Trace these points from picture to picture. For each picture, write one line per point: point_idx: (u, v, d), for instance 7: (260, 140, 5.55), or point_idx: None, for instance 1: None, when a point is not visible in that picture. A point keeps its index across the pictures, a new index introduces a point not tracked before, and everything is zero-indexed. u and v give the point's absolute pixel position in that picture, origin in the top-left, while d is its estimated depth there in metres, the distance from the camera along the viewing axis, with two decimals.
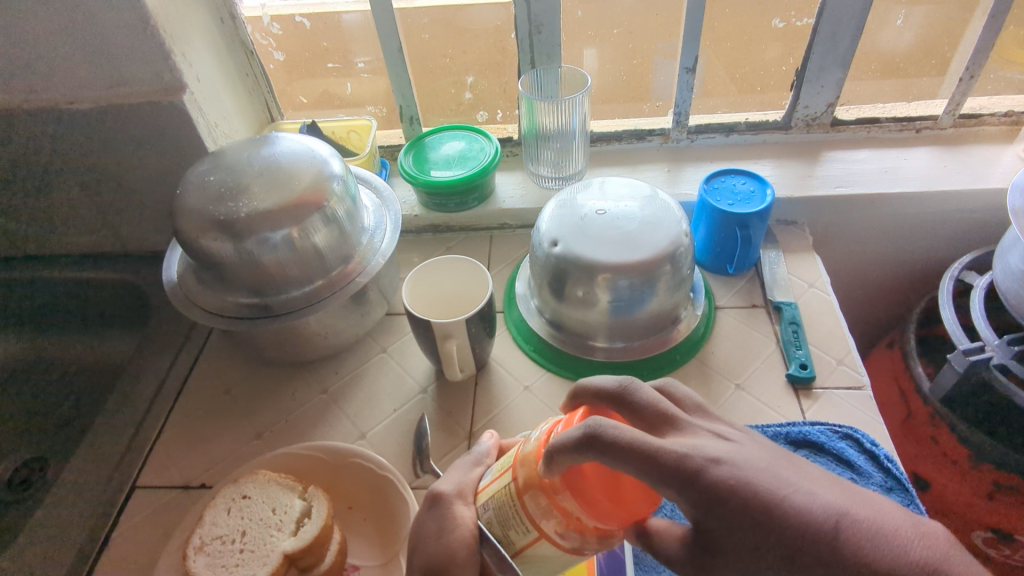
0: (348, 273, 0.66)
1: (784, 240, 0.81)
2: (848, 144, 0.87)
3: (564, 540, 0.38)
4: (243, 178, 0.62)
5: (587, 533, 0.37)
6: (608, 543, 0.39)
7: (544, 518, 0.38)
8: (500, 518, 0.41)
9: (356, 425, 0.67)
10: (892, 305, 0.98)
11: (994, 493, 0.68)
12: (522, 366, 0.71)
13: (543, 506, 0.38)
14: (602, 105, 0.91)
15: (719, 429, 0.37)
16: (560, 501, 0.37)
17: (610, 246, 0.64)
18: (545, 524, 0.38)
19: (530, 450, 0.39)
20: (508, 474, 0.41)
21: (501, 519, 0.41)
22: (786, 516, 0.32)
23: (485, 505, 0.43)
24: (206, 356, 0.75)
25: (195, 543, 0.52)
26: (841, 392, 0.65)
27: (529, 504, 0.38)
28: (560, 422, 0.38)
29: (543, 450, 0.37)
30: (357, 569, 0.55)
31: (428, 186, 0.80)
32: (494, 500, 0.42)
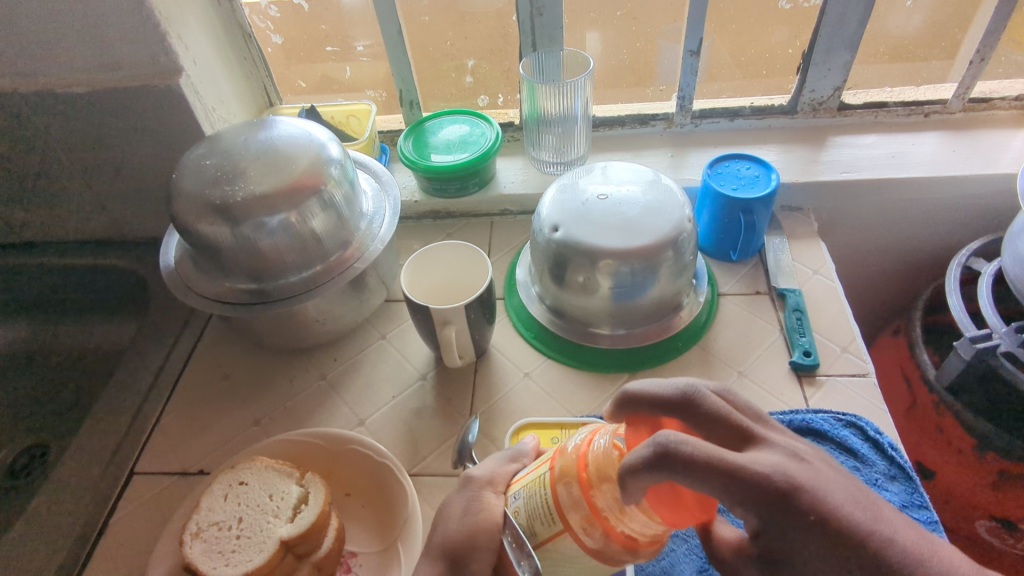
0: (346, 258, 0.65)
1: (788, 226, 0.80)
2: (855, 129, 0.86)
3: (587, 538, 0.37)
4: (240, 162, 0.61)
5: (612, 539, 0.36)
6: (631, 556, 0.37)
7: (574, 509, 0.37)
8: (527, 507, 0.41)
9: (354, 412, 0.67)
10: (898, 293, 0.97)
11: (998, 482, 0.68)
12: (522, 353, 0.70)
13: (575, 498, 0.37)
14: (605, 90, 0.89)
15: (794, 446, 0.36)
16: (594, 494, 0.36)
17: (612, 231, 0.63)
18: (572, 516, 0.37)
19: (574, 444, 0.39)
20: (545, 465, 0.41)
21: (527, 508, 0.40)
22: (874, 549, 0.32)
23: (516, 493, 0.42)
24: (204, 342, 0.75)
25: (191, 529, 0.51)
26: (846, 379, 0.64)
27: (561, 494, 0.38)
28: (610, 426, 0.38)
29: (588, 448, 0.37)
30: (354, 556, 0.55)
31: (428, 172, 0.79)
32: (525, 490, 0.42)
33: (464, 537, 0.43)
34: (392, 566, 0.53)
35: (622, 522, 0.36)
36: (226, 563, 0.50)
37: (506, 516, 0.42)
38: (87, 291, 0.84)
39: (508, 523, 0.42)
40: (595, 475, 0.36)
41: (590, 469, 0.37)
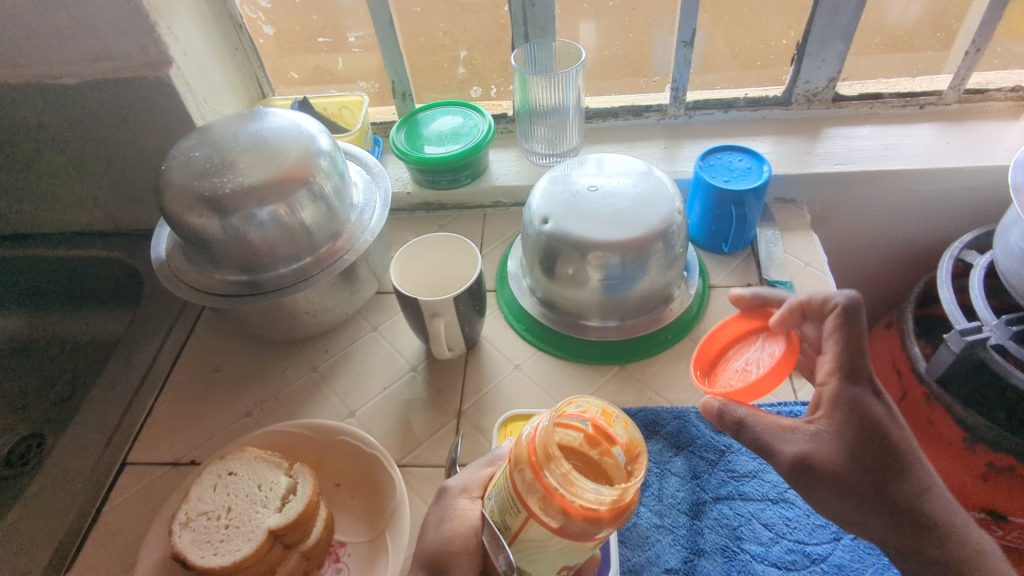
0: (336, 249, 0.65)
1: (781, 218, 0.80)
2: (850, 120, 0.85)
3: (550, 522, 0.33)
4: (229, 154, 0.61)
5: (573, 511, 0.32)
6: (602, 528, 0.32)
7: (530, 494, 0.33)
8: (497, 504, 0.37)
9: (344, 403, 0.67)
10: (892, 285, 0.97)
11: (989, 473, 0.68)
12: (513, 345, 0.70)
13: (529, 482, 0.33)
14: (599, 81, 0.89)
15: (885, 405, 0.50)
16: (544, 473, 0.32)
17: (601, 223, 0.63)
18: (530, 501, 0.33)
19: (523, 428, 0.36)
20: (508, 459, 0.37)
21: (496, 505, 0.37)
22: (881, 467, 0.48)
23: (490, 495, 0.39)
24: (197, 334, 0.75)
25: (181, 518, 0.52)
26: None
27: (517, 482, 0.34)
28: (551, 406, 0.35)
29: (529, 426, 0.34)
30: (343, 545, 0.56)
31: (420, 163, 0.79)
32: (494, 488, 0.38)
33: (451, 526, 0.43)
34: (380, 556, 0.53)
35: (577, 496, 0.31)
36: (214, 552, 0.50)
37: (485, 518, 0.39)
38: (81, 283, 0.85)
39: (486, 524, 0.38)
40: (538, 451, 0.33)
41: (537, 449, 0.33)
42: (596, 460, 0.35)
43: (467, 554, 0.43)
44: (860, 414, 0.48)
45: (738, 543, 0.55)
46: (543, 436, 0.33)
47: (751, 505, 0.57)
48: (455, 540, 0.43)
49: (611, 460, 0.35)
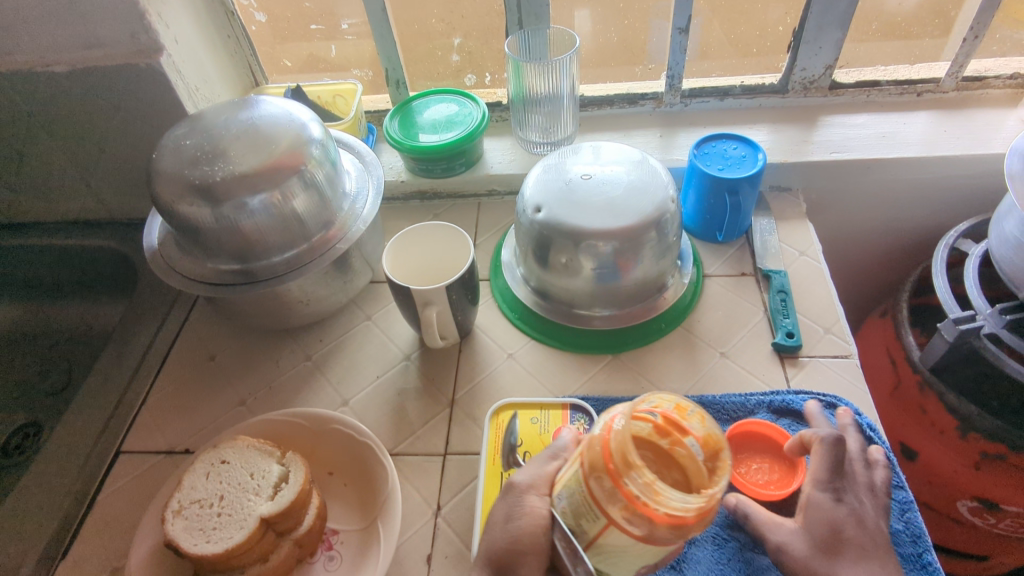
0: (329, 238, 0.65)
1: (776, 207, 0.80)
2: (847, 108, 0.84)
3: (635, 529, 0.33)
4: (222, 142, 0.60)
5: (656, 520, 0.32)
6: (686, 534, 0.33)
7: (610, 502, 0.34)
8: (573, 506, 0.38)
9: (338, 391, 0.67)
10: (888, 274, 0.96)
11: (980, 462, 0.68)
12: (506, 334, 0.70)
13: (608, 490, 0.34)
14: (595, 68, 0.88)
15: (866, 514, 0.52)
16: (625, 483, 0.33)
17: (594, 211, 0.63)
18: (611, 509, 0.34)
19: (597, 430, 0.36)
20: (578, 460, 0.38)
21: (574, 508, 0.38)
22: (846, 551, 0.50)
23: (561, 493, 0.40)
24: (191, 322, 0.75)
25: (173, 506, 0.52)
26: (828, 359, 0.64)
27: (597, 489, 0.35)
28: (626, 406, 0.35)
29: (605, 430, 0.35)
30: (336, 533, 0.56)
31: (415, 152, 0.79)
32: (566, 489, 0.39)
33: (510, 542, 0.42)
34: (371, 543, 0.54)
35: (660, 505, 0.32)
36: (206, 540, 0.50)
37: (553, 517, 0.41)
38: (75, 273, 0.85)
39: (558, 523, 0.40)
40: (618, 460, 0.33)
41: (614, 458, 0.33)
42: (668, 450, 0.35)
43: (536, 554, 0.41)
44: (829, 517, 0.51)
45: (726, 530, 0.54)
46: (619, 443, 0.33)
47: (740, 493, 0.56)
48: (523, 538, 0.42)
49: (683, 450, 0.35)
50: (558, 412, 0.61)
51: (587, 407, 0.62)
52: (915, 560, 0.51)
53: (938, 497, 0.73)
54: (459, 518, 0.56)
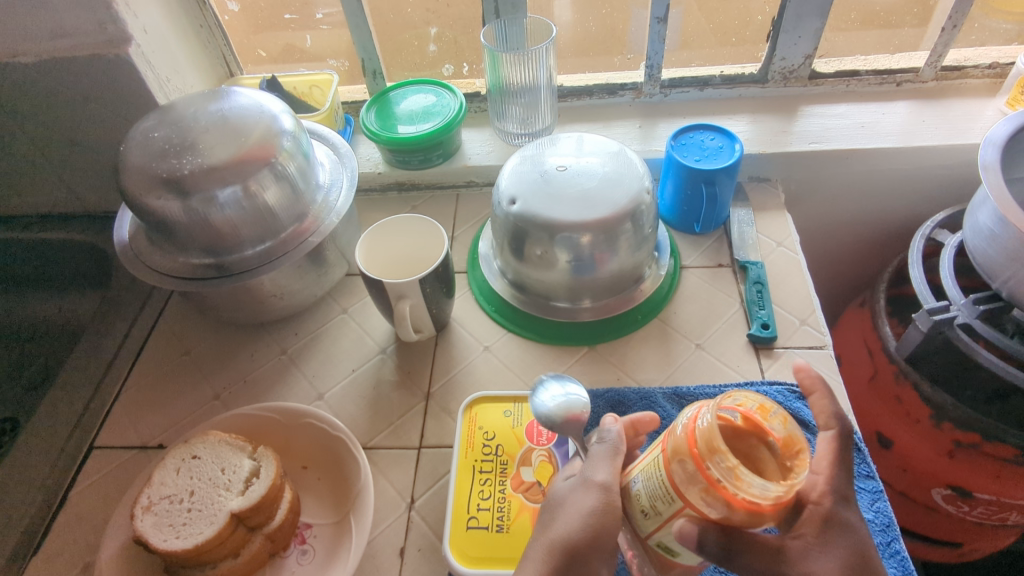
0: (302, 231, 0.64)
1: (754, 198, 0.80)
2: (827, 98, 0.84)
3: (713, 511, 0.35)
4: (191, 134, 0.59)
5: (735, 505, 0.34)
6: (758, 519, 0.35)
7: (690, 484, 0.35)
8: (646, 489, 0.39)
9: (313, 385, 0.67)
10: (867, 265, 0.97)
11: (954, 451, 0.68)
12: (483, 326, 0.70)
13: (690, 473, 0.35)
14: (574, 58, 0.88)
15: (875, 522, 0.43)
16: (708, 467, 0.34)
17: (568, 203, 0.63)
18: (689, 492, 0.35)
19: (680, 420, 0.37)
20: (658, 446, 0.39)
21: (648, 490, 0.39)
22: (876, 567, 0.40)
23: (636, 477, 0.41)
24: (166, 317, 0.75)
25: (143, 503, 0.52)
26: (803, 351, 0.64)
27: (677, 471, 0.36)
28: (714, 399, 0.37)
29: (693, 419, 0.36)
30: (310, 527, 0.55)
31: (391, 143, 0.78)
32: (642, 472, 0.40)
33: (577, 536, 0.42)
34: (344, 538, 0.53)
35: (741, 490, 0.33)
36: (177, 536, 0.50)
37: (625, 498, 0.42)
38: (49, 266, 0.84)
39: (630, 504, 0.41)
40: (706, 445, 0.34)
41: (700, 444, 0.35)
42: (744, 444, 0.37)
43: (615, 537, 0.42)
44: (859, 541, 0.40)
45: None
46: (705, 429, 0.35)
47: None
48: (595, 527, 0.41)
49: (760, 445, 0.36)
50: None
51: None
52: (884, 548, 0.51)
53: (913, 485, 0.74)
54: (433, 512, 0.56)
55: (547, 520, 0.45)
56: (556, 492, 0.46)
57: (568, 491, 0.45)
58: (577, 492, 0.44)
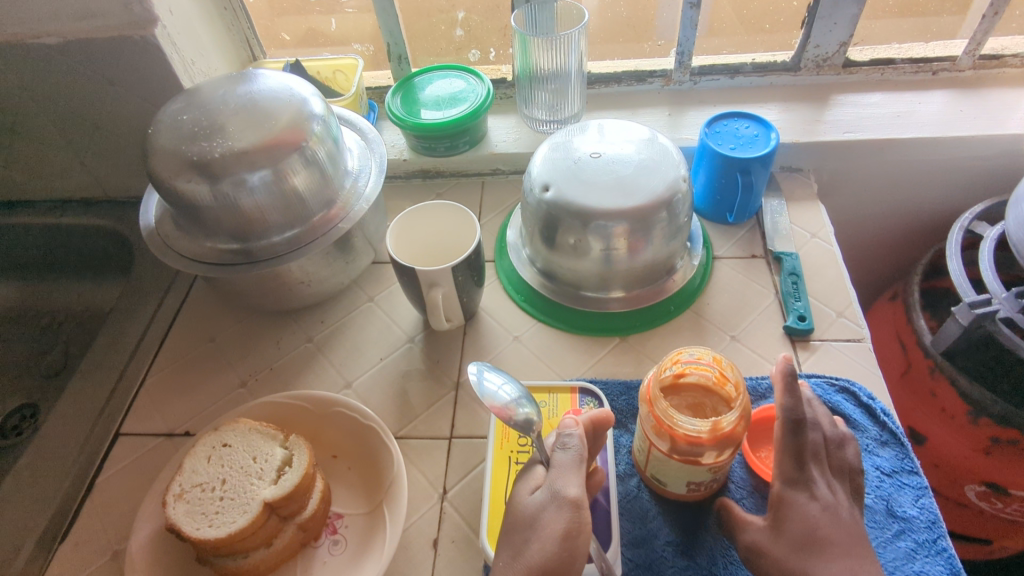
0: (330, 217, 0.63)
1: (787, 188, 0.78)
2: (861, 87, 0.82)
3: (663, 443, 0.48)
4: (220, 117, 0.58)
5: (676, 438, 0.46)
6: (700, 451, 0.46)
7: (647, 422, 0.49)
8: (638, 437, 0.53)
9: (341, 373, 0.66)
10: (896, 257, 0.95)
11: (991, 447, 0.67)
12: (512, 316, 0.69)
13: (648, 415, 0.48)
14: (602, 44, 0.86)
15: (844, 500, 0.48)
16: (654, 408, 0.47)
17: (603, 191, 0.61)
18: (648, 428, 0.49)
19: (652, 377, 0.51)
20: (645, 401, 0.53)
21: (639, 439, 0.52)
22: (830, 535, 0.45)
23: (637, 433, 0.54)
24: (189, 304, 0.74)
25: (174, 490, 0.51)
26: (841, 344, 0.63)
27: (642, 414, 0.49)
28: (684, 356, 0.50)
29: (653, 372, 0.49)
30: (341, 517, 0.55)
31: (418, 129, 0.77)
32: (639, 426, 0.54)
33: (558, 556, 0.41)
34: (377, 529, 0.53)
35: (677, 425, 0.45)
36: (210, 524, 0.49)
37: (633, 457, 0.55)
38: (70, 253, 0.83)
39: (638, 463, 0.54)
40: (653, 390, 0.47)
41: (650, 391, 0.48)
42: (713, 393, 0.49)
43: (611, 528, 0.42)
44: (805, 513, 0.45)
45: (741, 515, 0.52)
46: (654, 383, 0.48)
47: (750, 474, 0.55)
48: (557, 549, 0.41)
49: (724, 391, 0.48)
50: (567, 395, 0.60)
51: (596, 391, 0.60)
52: (930, 545, 0.50)
53: (945, 481, 0.73)
54: (466, 503, 0.55)
55: (518, 545, 0.43)
56: (523, 509, 0.44)
57: (538, 508, 0.44)
58: (562, 513, 0.42)
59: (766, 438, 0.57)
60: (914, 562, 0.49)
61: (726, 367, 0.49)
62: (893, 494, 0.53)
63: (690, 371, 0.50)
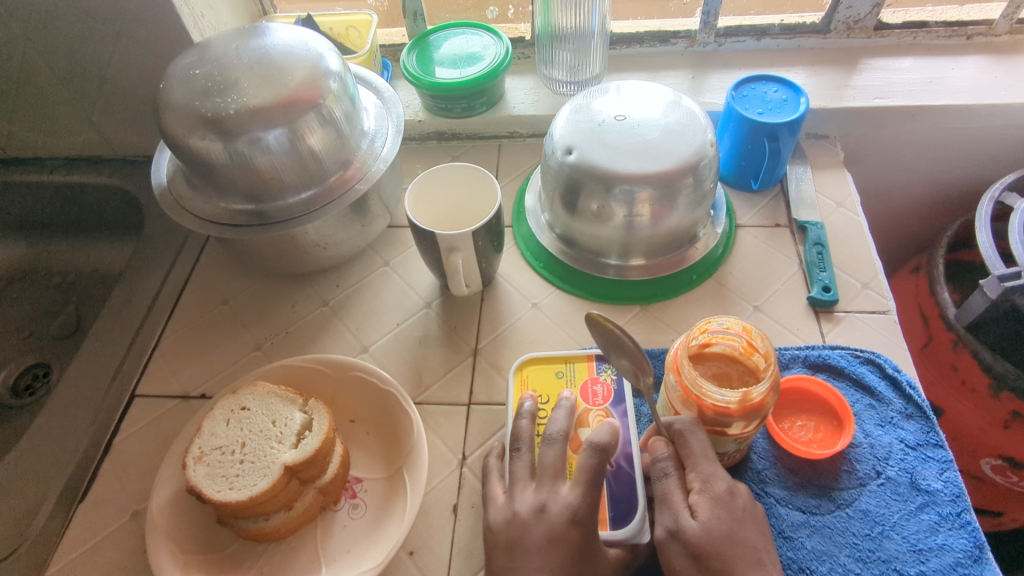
0: (347, 178, 0.62)
1: (812, 155, 0.76)
2: (892, 51, 0.79)
3: (689, 412, 0.47)
4: (232, 72, 0.56)
5: (703, 409, 0.46)
6: (726, 423, 0.46)
7: (673, 392, 0.48)
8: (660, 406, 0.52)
9: (357, 338, 0.65)
10: (919, 227, 0.93)
11: (1010, 422, 0.66)
12: (530, 282, 0.68)
13: (673, 383, 0.48)
14: (625, 4, 0.83)
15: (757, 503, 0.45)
16: (681, 377, 0.46)
17: (629, 155, 0.60)
18: (673, 397, 0.48)
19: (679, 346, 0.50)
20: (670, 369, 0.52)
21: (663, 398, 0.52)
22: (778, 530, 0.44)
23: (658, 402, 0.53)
24: (203, 264, 0.73)
25: (194, 453, 0.51)
26: (865, 315, 0.62)
27: (668, 381, 0.49)
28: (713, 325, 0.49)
29: (681, 341, 0.49)
30: (360, 482, 0.55)
31: (434, 88, 0.74)
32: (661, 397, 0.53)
33: None
34: (397, 492, 0.52)
35: (706, 396, 0.45)
36: (230, 487, 0.49)
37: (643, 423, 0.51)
38: (79, 212, 0.81)
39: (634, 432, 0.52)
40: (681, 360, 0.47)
41: (678, 360, 0.47)
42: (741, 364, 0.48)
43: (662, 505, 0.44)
44: None
45: (763, 486, 0.52)
46: (682, 352, 0.47)
47: (773, 445, 0.54)
48: None
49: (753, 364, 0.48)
50: (583, 364, 0.58)
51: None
52: (954, 518, 0.49)
53: (961, 454, 0.72)
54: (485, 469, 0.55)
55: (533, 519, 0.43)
56: None
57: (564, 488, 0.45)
58: None
59: (790, 409, 0.56)
60: (938, 535, 0.49)
61: (755, 338, 0.48)
62: (917, 468, 0.52)
63: (716, 341, 0.50)
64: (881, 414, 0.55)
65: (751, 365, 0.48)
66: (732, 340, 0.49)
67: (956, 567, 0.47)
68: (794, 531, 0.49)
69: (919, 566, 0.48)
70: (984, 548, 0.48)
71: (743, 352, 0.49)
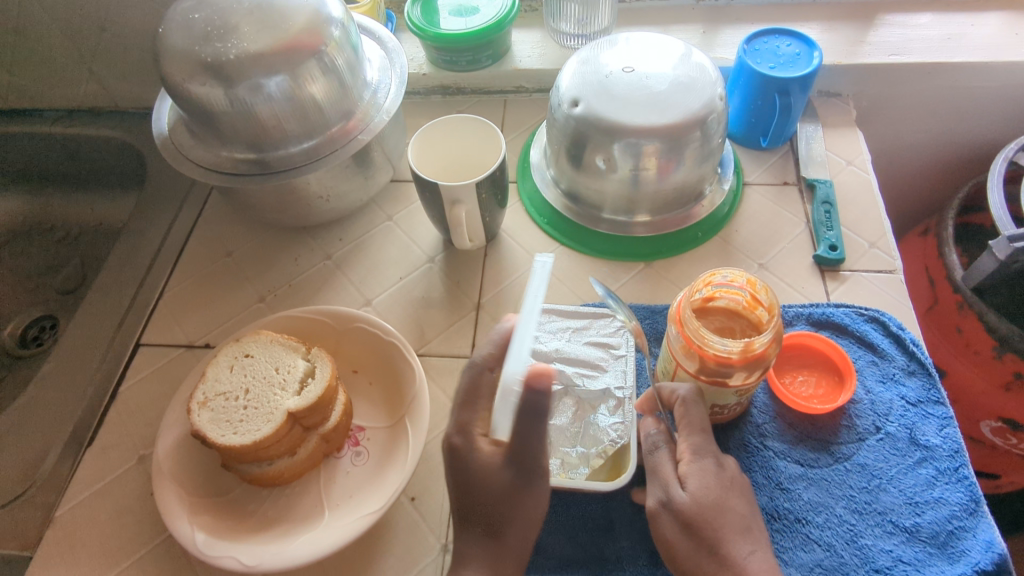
0: (348, 129, 0.61)
1: (824, 113, 0.74)
2: (911, 6, 0.77)
3: (690, 363, 0.47)
4: (232, 15, 0.54)
5: (705, 359, 0.45)
6: (727, 374, 0.45)
7: (675, 344, 0.48)
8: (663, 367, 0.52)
9: (361, 291, 0.65)
10: (930, 190, 0.92)
11: (1012, 383, 0.66)
12: (534, 238, 0.67)
13: (676, 335, 0.47)
14: None
15: None
16: (684, 328, 0.46)
17: (636, 108, 0.58)
18: (675, 349, 0.48)
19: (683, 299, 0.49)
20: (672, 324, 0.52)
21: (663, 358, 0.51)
22: None
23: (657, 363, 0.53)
24: (205, 216, 0.72)
25: (198, 398, 0.51)
26: (871, 274, 0.61)
27: (670, 333, 0.49)
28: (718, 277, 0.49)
29: (685, 294, 0.48)
30: (363, 430, 0.55)
31: (440, 40, 0.73)
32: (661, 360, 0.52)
33: None
34: (398, 439, 0.53)
35: (709, 346, 0.44)
36: (234, 432, 0.49)
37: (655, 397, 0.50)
38: (81, 164, 0.81)
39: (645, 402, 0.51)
40: (685, 310, 0.46)
41: (682, 311, 0.47)
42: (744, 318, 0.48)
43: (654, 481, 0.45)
44: None
45: (762, 440, 0.52)
46: (686, 303, 0.47)
47: (773, 400, 0.54)
48: None
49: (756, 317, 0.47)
50: None
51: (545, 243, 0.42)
52: (952, 473, 0.50)
53: (962, 416, 0.72)
54: None
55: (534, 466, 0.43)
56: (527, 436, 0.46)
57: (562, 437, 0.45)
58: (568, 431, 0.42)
59: (790, 364, 0.56)
60: (934, 489, 0.49)
61: (760, 292, 0.48)
62: (917, 424, 0.52)
63: (719, 295, 0.49)
64: (883, 371, 0.55)
65: (753, 318, 0.48)
66: (737, 294, 0.49)
67: (952, 520, 0.48)
68: (792, 483, 0.50)
69: (914, 518, 0.48)
70: (981, 502, 0.48)
71: (746, 305, 0.49)
